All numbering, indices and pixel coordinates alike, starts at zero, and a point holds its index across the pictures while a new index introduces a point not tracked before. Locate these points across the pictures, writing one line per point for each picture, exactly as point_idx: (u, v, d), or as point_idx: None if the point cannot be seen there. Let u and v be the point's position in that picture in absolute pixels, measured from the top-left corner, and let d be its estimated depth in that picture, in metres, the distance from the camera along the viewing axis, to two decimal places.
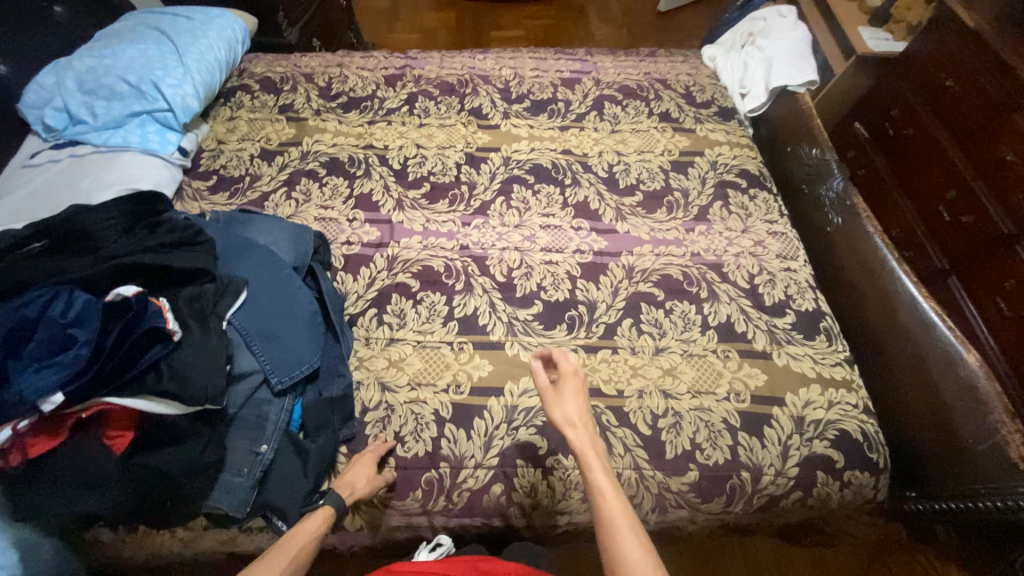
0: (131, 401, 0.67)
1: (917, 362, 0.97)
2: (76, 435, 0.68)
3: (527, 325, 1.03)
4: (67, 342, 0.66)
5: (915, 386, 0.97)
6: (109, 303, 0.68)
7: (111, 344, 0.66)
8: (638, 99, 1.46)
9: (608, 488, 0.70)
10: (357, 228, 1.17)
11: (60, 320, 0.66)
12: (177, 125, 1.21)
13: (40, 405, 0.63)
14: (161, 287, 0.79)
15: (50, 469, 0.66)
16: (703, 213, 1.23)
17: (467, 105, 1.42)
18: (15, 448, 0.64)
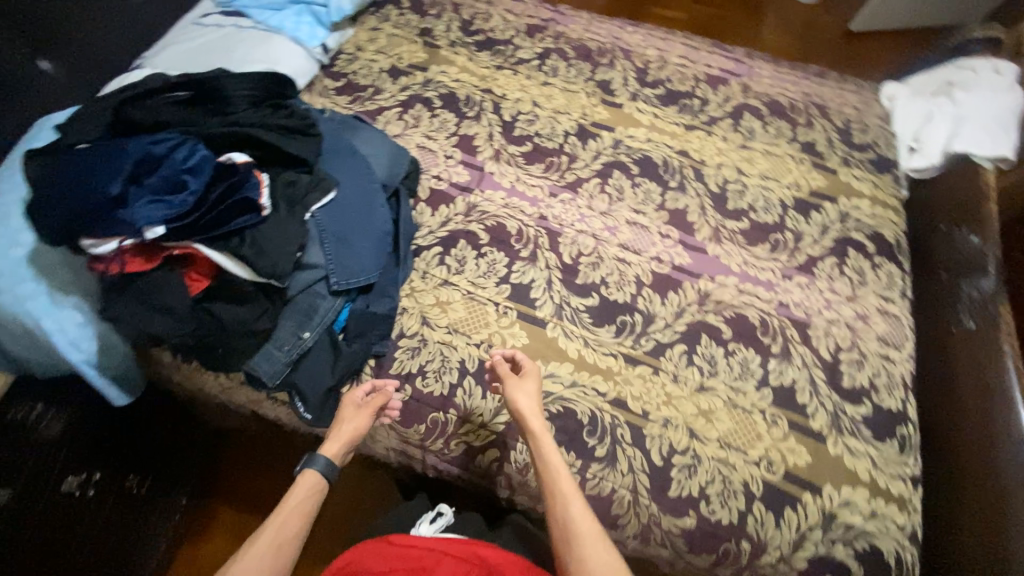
0: (215, 254, 0.75)
1: (992, 514, 0.83)
2: (164, 267, 0.78)
3: (576, 314, 1.00)
4: (180, 189, 0.74)
5: (977, 535, 0.84)
6: (222, 165, 0.78)
7: (213, 201, 0.75)
8: (784, 120, 1.30)
9: (557, 460, 0.80)
10: (451, 166, 1.19)
11: (181, 168, 0.75)
12: (327, 23, 1.30)
13: (144, 232, 0.71)
14: (265, 163, 0.85)
15: (139, 287, 0.76)
16: (809, 264, 1.10)
17: (598, 75, 1.36)
18: (117, 259, 0.75)
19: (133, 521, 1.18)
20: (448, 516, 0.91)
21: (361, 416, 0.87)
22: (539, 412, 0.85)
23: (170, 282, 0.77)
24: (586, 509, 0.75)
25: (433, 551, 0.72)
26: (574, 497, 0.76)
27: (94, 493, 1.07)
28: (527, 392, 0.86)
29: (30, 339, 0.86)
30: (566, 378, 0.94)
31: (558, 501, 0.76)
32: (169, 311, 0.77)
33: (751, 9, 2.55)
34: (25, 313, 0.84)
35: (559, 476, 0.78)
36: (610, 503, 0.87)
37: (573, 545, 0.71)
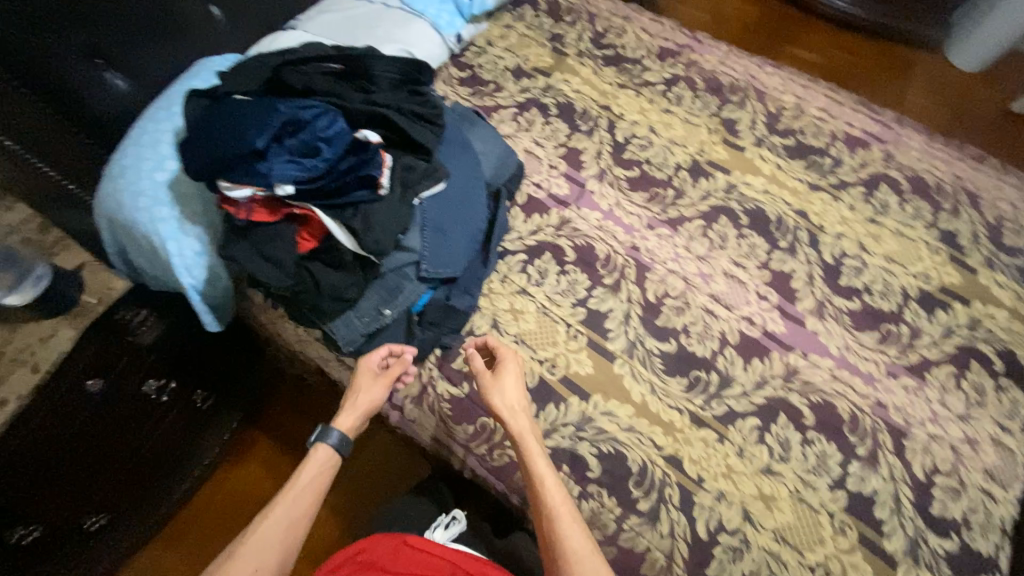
0: (328, 221, 0.80)
1: None
2: (282, 222, 0.83)
3: (648, 357, 0.96)
4: (313, 153, 0.79)
5: None
6: (355, 141, 0.82)
7: (339, 173, 0.79)
8: (926, 200, 1.16)
9: (544, 469, 0.81)
10: (553, 177, 1.18)
11: (317, 133, 0.80)
12: (466, 14, 1.33)
13: (275, 188, 0.77)
14: (389, 142, 0.88)
15: (257, 236, 0.82)
16: (920, 367, 0.98)
17: (725, 112, 1.29)
18: (245, 208, 0.82)
19: (189, 431, 1.29)
20: (460, 523, 0.97)
21: (376, 389, 0.90)
22: (520, 411, 0.87)
23: (283, 236, 0.82)
24: (581, 528, 0.77)
25: (444, 563, 0.82)
26: (561, 508, 0.78)
27: (167, 398, 1.19)
28: (507, 387, 0.88)
29: (156, 256, 0.96)
30: (623, 420, 0.90)
31: (552, 517, 0.77)
32: (276, 263, 0.82)
33: (901, 67, 2.32)
34: (155, 232, 0.94)
35: (549, 490, 0.79)
36: (640, 562, 0.82)
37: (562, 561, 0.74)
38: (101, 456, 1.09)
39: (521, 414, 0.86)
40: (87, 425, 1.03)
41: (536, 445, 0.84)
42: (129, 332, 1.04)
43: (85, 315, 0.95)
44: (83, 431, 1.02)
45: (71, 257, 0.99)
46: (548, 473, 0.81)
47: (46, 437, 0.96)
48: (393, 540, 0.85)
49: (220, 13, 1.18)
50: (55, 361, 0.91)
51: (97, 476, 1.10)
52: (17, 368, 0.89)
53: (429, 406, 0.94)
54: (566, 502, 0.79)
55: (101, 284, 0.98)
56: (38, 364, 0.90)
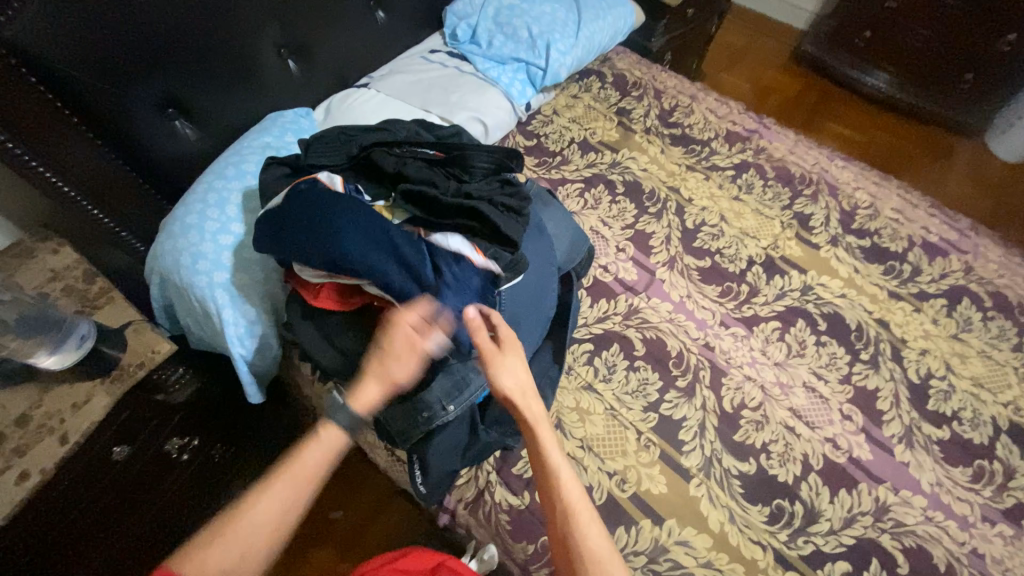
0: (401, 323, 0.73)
1: None
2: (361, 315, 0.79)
3: (726, 477, 0.89)
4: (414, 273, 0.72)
5: None
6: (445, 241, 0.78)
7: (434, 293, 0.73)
8: (1011, 320, 1.11)
9: (559, 466, 0.70)
10: (621, 260, 1.13)
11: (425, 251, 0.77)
12: (538, 84, 1.32)
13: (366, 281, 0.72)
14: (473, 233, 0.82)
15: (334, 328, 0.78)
16: (1020, 513, 0.89)
17: (797, 206, 1.24)
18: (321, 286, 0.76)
19: (199, 487, 1.17)
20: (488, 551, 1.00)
21: (407, 362, 0.72)
22: (527, 394, 0.73)
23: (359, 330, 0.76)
24: (601, 530, 0.67)
25: None
26: (581, 514, 0.67)
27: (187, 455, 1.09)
28: (512, 364, 0.74)
29: (208, 321, 0.91)
30: (701, 554, 0.82)
31: (569, 521, 0.67)
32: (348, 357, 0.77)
33: (947, 152, 2.30)
34: (213, 299, 0.89)
35: (567, 492, 0.69)
36: None
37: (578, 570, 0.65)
38: (108, 524, 0.96)
39: (529, 401, 0.73)
40: (105, 493, 0.93)
41: (550, 439, 0.72)
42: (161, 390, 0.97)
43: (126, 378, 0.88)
44: (99, 500, 0.92)
45: (117, 314, 0.93)
46: (565, 472, 0.70)
47: (59, 509, 0.85)
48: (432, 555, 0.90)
49: (295, 67, 1.16)
50: (86, 431, 0.82)
51: (98, 544, 0.96)
52: (44, 438, 0.81)
53: (485, 515, 0.86)
54: (584, 503, 0.69)
55: (147, 346, 0.91)
56: (67, 433, 0.81)
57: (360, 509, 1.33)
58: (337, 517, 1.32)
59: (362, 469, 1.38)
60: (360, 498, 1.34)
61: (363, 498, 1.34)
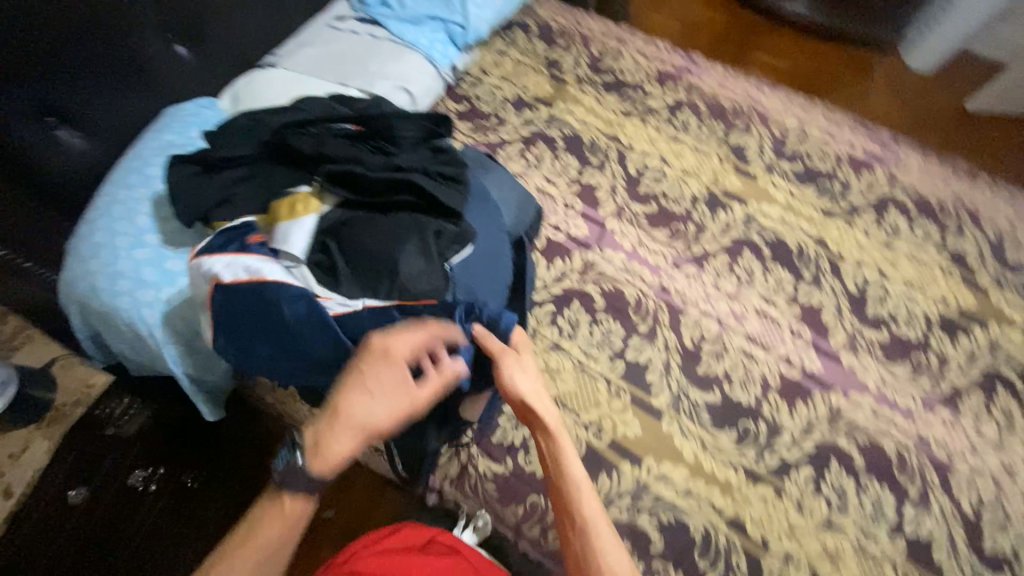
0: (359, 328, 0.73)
1: None
2: None
3: (694, 409, 0.93)
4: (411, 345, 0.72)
5: None
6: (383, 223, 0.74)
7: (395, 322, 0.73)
8: (932, 221, 1.19)
9: (580, 477, 0.73)
10: (571, 217, 1.12)
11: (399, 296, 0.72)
12: (459, 43, 1.26)
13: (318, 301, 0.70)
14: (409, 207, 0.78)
15: None
16: (953, 395, 0.98)
17: (732, 139, 1.26)
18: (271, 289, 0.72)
19: (185, 510, 1.08)
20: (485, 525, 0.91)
21: (389, 412, 0.66)
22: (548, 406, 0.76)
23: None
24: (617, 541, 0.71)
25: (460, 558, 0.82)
26: (601, 522, 0.71)
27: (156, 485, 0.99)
28: (526, 370, 0.77)
29: (141, 343, 0.84)
30: (680, 484, 0.86)
31: (585, 532, 0.70)
32: None
33: (866, 68, 2.38)
34: (141, 319, 0.81)
35: (587, 502, 0.72)
36: None
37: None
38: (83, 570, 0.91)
39: (546, 409, 0.75)
40: (72, 540, 0.86)
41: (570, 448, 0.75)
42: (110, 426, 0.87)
43: (62, 419, 0.82)
44: (66, 549, 0.86)
45: (38, 351, 0.86)
46: (582, 479, 0.73)
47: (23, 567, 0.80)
48: (425, 529, 0.87)
49: (187, 53, 1.05)
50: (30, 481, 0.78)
51: None
52: None
53: (471, 488, 0.87)
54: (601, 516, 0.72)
55: (80, 381, 0.85)
56: (8, 486, 0.76)
57: (350, 503, 1.32)
58: (328, 516, 1.30)
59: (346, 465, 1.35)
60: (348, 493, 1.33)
61: (350, 494, 1.32)
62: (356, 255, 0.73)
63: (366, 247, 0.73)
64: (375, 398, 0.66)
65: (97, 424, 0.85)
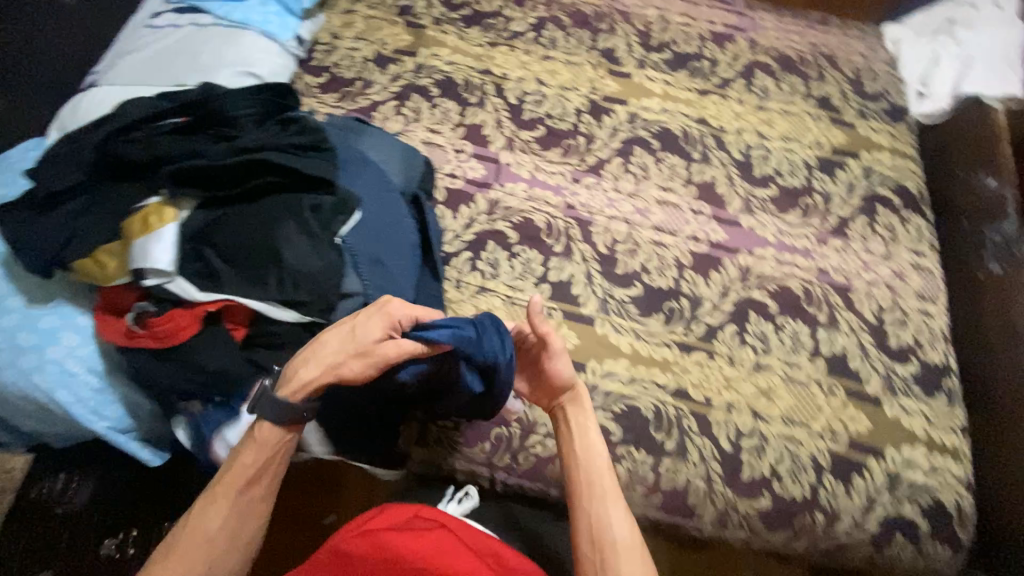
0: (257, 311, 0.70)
1: None
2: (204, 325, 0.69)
3: (622, 307, 0.98)
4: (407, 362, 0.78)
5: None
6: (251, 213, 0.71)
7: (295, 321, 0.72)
8: (796, 75, 1.25)
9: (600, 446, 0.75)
10: (463, 160, 1.09)
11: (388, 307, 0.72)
12: (296, 10, 1.17)
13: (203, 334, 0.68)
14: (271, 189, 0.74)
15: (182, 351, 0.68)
16: (842, 225, 1.08)
17: (600, 44, 1.26)
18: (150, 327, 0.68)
19: None
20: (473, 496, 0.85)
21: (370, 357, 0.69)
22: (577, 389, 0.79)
23: (215, 343, 0.69)
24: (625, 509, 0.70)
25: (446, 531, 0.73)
26: (614, 495, 0.71)
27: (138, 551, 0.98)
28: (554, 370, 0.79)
29: (43, 412, 0.78)
30: (625, 375, 0.92)
31: (600, 501, 0.70)
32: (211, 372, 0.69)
33: None
34: (32, 386, 0.76)
35: (604, 468, 0.73)
36: (685, 494, 0.87)
37: (603, 550, 0.66)
38: None
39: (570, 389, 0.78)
40: None
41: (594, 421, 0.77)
42: (61, 499, 0.94)
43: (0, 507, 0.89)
44: None
45: None
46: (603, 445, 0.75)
47: None
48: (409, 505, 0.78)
49: None
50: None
51: None
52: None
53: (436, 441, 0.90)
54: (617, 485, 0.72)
55: None
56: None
57: (351, 506, 1.34)
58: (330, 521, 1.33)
59: (334, 472, 1.34)
60: (347, 497, 1.34)
61: (347, 496, 1.33)
62: (233, 252, 0.70)
63: (241, 241, 0.70)
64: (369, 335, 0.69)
65: (52, 499, 0.93)
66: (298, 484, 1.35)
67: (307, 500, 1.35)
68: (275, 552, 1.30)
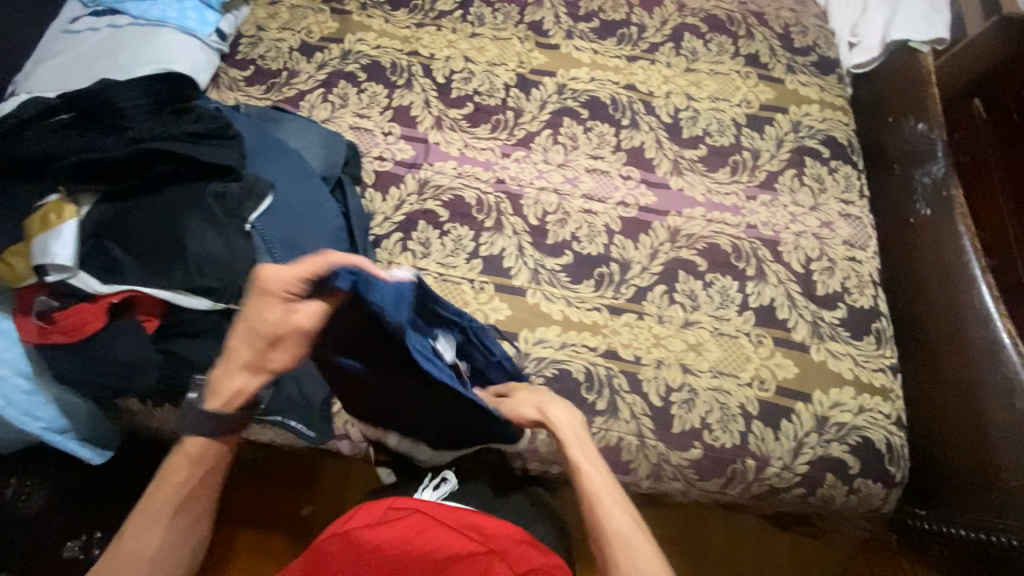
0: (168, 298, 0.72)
1: (968, 389, 0.92)
2: (114, 319, 0.72)
3: (553, 276, 1.00)
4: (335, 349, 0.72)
5: (952, 393, 0.94)
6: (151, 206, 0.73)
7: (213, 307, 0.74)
8: (724, 34, 1.25)
9: (586, 459, 0.72)
10: (392, 143, 1.10)
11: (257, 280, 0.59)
12: (215, 4, 1.16)
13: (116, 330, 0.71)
14: (172, 179, 0.75)
15: (96, 345, 0.71)
16: (770, 180, 1.09)
17: (528, 17, 1.26)
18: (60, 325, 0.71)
19: None
20: (451, 481, 0.85)
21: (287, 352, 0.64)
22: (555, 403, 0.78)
23: (124, 332, 0.71)
24: (626, 513, 0.67)
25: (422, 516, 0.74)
26: (612, 499, 0.68)
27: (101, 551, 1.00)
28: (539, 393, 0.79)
29: None
30: (556, 341, 0.94)
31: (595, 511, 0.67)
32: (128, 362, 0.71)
33: None
34: None
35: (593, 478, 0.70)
36: (619, 451, 0.89)
37: (604, 550, 0.65)
38: None
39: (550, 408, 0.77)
40: None
41: (573, 433, 0.75)
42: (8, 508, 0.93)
43: None
44: None
45: None
46: (591, 456, 0.73)
47: None
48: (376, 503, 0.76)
49: None
50: None
51: None
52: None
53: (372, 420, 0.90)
54: (613, 495, 0.69)
55: None
56: None
57: (326, 499, 1.33)
58: (307, 513, 1.32)
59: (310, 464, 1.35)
60: (321, 490, 1.34)
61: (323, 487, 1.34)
62: (137, 243, 0.72)
63: (145, 232, 0.72)
64: (264, 318, 0.61)
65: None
66: (273, 478, 1.36)
67: (280, 495, 1.34)
68: (248, 548, 1.29)
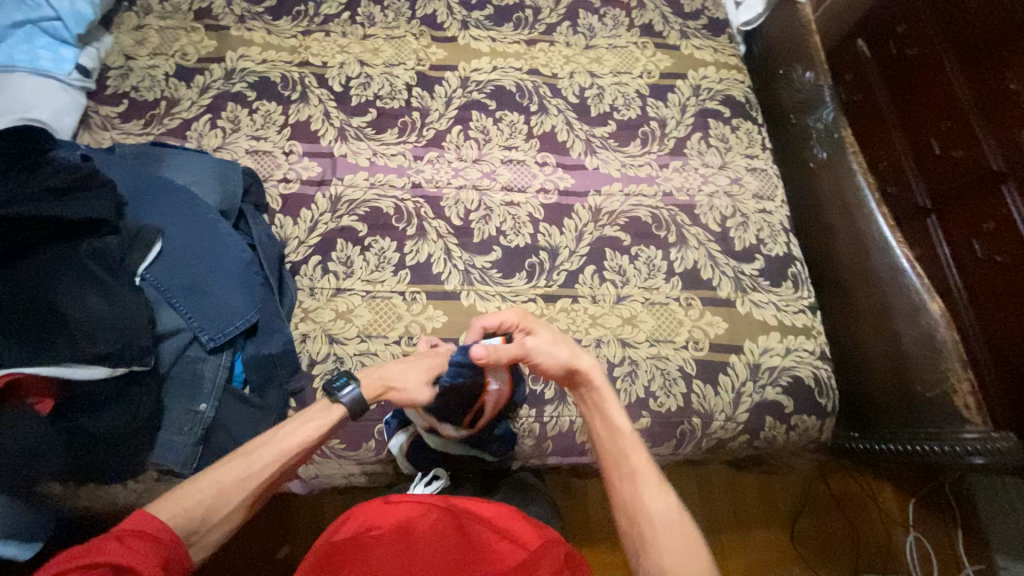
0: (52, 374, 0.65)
1: (880, 315, 0.98)
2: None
3: (484, 274, 0.99)
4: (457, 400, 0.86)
5: (868, 320, 1.00)
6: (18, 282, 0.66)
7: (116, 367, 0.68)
8: (618, 8, 1.26)
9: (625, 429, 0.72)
10: (295, 162, 1.04)
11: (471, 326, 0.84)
12: (69, 37, 1.02)
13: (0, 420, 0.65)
14: (38, 245, 0.69)
15: None
16: (679, 147, 1.12)
17: (420, 11, 1.21)
18: None
19: None
20: (442, 478, 0.88)
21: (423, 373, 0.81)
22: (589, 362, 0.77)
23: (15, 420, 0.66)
24: (663, 491, 0.66)
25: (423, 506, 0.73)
26: (647, 469, 0.68)
27: None
28: (555, 343, 0.76)
29: None
30: None
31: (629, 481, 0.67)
32: (27, 451, 0.65)
33: None
34: None
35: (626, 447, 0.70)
36: (573, 435, 0.92)
37: (640, 525, 0.65)
38: None
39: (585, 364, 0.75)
40: None
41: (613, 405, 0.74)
42: None
43: None
44: None
45: None
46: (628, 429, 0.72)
47: None
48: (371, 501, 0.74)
49: None
50: None
51: None
52: None
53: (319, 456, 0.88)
54: (648, 468, 0.68)
55: None
56: None
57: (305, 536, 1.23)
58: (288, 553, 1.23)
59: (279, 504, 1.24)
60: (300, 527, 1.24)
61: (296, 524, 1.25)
62: (11, 321, 0.65)
63: (18, 311, 0.65)
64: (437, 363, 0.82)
65: None
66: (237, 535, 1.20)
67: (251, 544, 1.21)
68: None
